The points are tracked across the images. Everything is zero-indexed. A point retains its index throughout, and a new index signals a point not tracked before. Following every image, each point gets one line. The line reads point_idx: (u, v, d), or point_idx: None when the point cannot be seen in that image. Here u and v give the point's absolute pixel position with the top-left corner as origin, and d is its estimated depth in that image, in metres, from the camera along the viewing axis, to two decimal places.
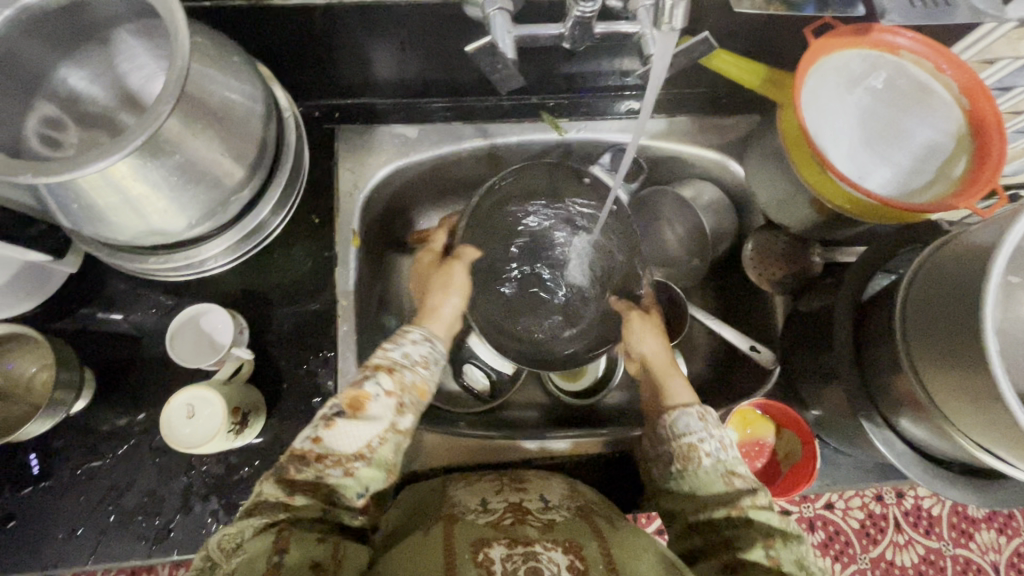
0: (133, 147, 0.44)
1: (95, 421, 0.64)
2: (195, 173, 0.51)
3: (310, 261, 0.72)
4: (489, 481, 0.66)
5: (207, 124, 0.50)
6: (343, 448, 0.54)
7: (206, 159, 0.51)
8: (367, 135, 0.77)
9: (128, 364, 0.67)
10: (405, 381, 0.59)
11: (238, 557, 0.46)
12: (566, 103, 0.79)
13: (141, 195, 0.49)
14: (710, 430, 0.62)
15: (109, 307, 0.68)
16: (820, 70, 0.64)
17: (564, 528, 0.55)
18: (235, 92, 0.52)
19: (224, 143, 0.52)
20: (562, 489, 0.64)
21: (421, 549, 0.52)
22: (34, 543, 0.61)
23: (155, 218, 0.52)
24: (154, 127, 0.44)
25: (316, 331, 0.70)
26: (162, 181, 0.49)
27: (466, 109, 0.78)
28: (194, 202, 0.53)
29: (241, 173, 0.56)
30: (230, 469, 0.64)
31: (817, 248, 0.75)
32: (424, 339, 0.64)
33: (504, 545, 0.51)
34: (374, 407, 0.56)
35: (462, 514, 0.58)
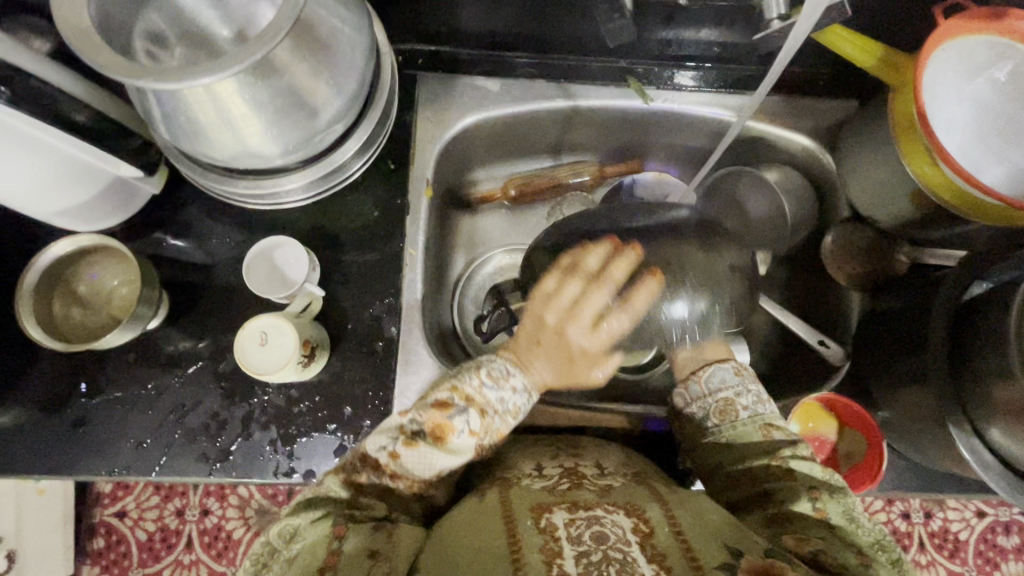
0: (251, 64, 0.44)
1: (166, 341, 0.66)
2: (298, 100, 0.50)
3: (381, 207, 0.72)
4: (545, 448, 0.68)
5: (315, 50, 0.49)
6: (416, 473, 0.56)
7: (309, 87, 0.50)
8: (448, 84, 0.75)
9: (200, 289, 0.68)
10: (491, 426, 0.57)
11: (297, 543, 0.51)
12: (654, 70, 0.75)
13: (244, 116, 0.49)
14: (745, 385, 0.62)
15: (186, 231, 0.69)
16: (945, 53, 0.60)
17: (624, 492, 0.57)
18: (342, 22, 0.52)
19: (327, 72, 0.51)
20: (618, 457, 0.67)
21: (482, 515, 0.54)
22: (103, 448, 0.64)
23: (253, 141, 0.52)
24: (272, 44, 0.44)
25: (382, 277, 0.70)
26: (267, 104, 0.49)
27: (551, 66, 0.75)
28: (290, 131, 0.53)
29: (337, 106, 0.55)
30: (290, 402, 0.65)
31: (903, 245, 0.72)
32: (523, 391, 0.59)
33: (564, 509, 0.54)
34: (456, 443, 0.56)
35: (518, 481, 0.60)
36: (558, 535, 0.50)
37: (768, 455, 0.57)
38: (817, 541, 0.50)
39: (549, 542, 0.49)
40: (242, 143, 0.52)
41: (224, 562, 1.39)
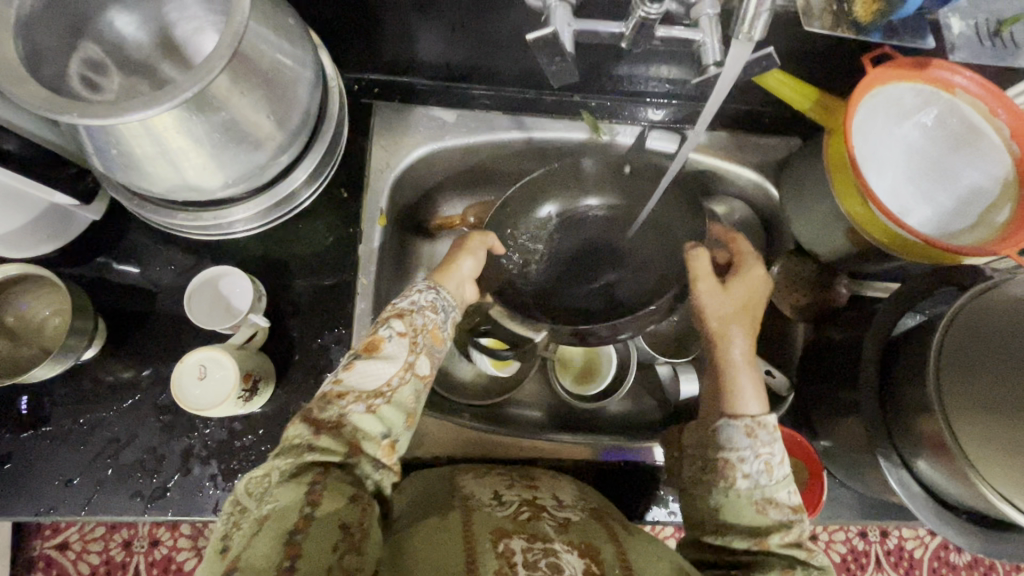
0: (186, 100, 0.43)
1: (102, 372, 0.64)
2: (237, 133, 0.50)
3: (333, 235, 0.71)
4: (501, 474, 0.68)
5: (256, 82, 0.49)
6: (365, 385, 0.53)
7: (250, 121, 0.50)
8: (404, 113, 0.76)
9: (141, 318, 0.66)
10: (417, 325, 0.58)
11: (269, 504, 0.45)
12: (605, 103, 0.78)
13: (181, 149, 0.48)
14: (756, 448, 0.55)
15: (128, 258, 0.67)
16: (876, 97, 0.63)
17: (580, 527, 0.58)
18: (285, 53, 0.51)
19: (269, 106, 0.51)
20: (572, 491, 0.67)
21: (440, 535, 0.55)
22: (29, 487, 0.61)
23: (191, 173, 0.51)
24: (208, 80, 0.44)
25: (332, 306, 0.69)
26: (205, 138, 0.48)
27: (506, 100, 0.77)
28: (232, 163, 0.52)
29: (282, 137, 0.55)
30: (233, 434, 0.63)
31: (843, 278, 0.75)
32: (429, 287, 0.62)
33: (522, 538, 0.55)
34: (389, 346, 0.55)
35: (478, 505, 0.61)
36: (514, 561, 0.51)
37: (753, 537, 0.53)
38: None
39: (505, 567, 0.51)
40: (182, 175, 0.51)
41: None
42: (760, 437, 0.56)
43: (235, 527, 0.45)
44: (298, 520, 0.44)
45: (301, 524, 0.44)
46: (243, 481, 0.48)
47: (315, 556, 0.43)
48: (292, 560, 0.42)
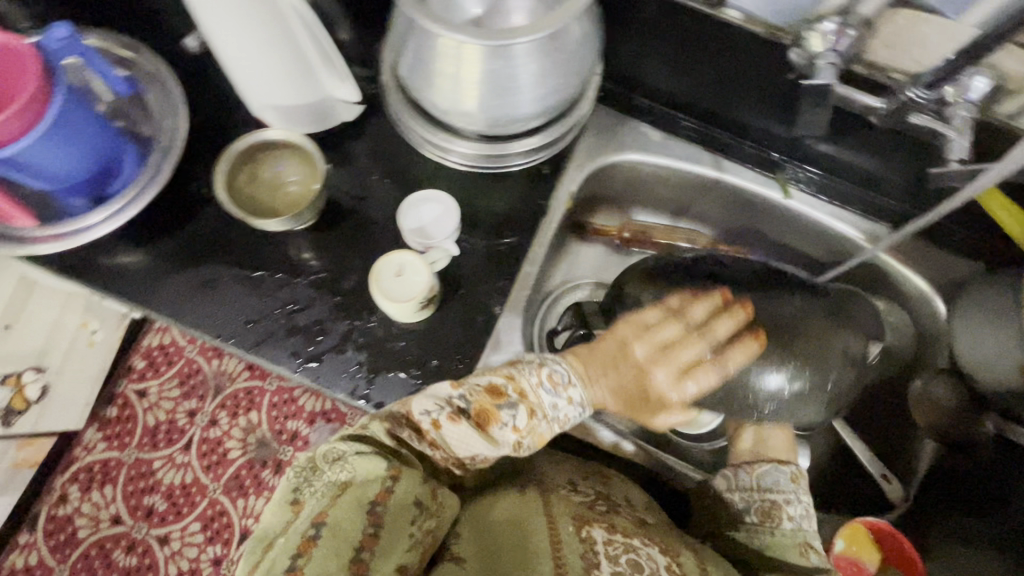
0: (489, 45, 0.53)
1: (304, 245, 0.73)
2: (503, 88, 0.58)
3: (522, 202, 0.77)
4: (577, 465, 0.72)
5: (546, 58, 0.57)
6: (457, 449, 0.60)
7: (524, 84, 0.59)
8: (616, 122, 0.82)
9: (346, 213, 0.74)
10: (534, 428, 0.62)
11: (342, 471, 0.53)
12: (805, 174, 0.81)
13: (463, 80, 0.58)
14: (797, 495, 0.68)
15: (352, 160, 0.76)
16: None
17: (653, 530, 0.64)
18: (578, 47, 0.59)
19: (543, 80, 0.59)
20: (642, 497, 0.71)
21: (523, 515, 0.60)
22: (218, 315, 0.70)
23: (457, 102, 0.61)
24: (512, 39, 0.53)
25: (503, 261, 0.74)
26: (484, 79, 0.57)
27: (711, 138, 0.82)
28: (488, 109, 0.61)
29: (533, 107, 0.63)
30: (388, 336, 0.70)
31: (993, 415, 0.72)
32: (579, 406, 0.64)
33: (603, 527, 0.61)
34: (497, 432, 0.60)
35: (557, 488, 0.66)
36: (597, 549, 0.58)
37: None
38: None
39: (589, 553, 0.57)
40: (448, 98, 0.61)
41: (212, 475, 1.42)
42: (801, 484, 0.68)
43: (306, 482, 0.53)
44: (378, 493, 0.52)
45: (380, 497, 0.52)
46: (321, 449, 0.55)
47: (393, 525, 0.52)
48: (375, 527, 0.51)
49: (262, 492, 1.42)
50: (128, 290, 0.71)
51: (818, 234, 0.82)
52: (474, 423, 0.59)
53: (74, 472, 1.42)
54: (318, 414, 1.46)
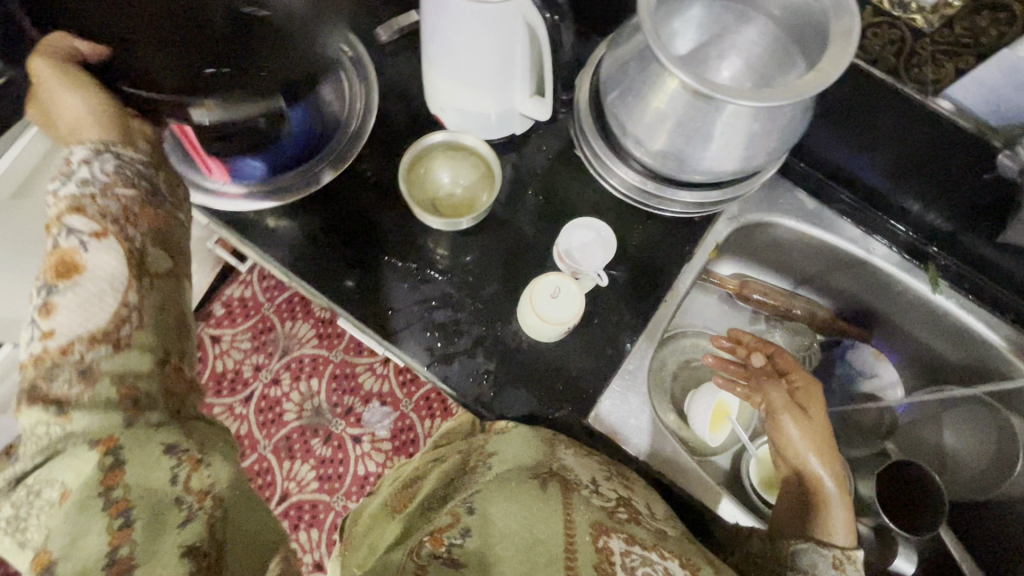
0: (704, 92, 0.51)
1: (454, 244, 0.74)
2: (695, 132, 0.57)
3: (670, 243, 0.76)
4: (601, 461, 0.66)
5: (755, 117, 0.55)
6: (85, 326, 0.44)
7: (723, 141, 0.57)
8: (773, 183, 0.81)
9: (500, 220, 0.76)
10: (110, 205, 0.48)
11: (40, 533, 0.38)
12: (958, 271, 0.78)
13: (668, 114, 0.57)
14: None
15: (509, 169, 0.77)
16: None
17: (679, 545, 0.57)
18: (787, 114, 0.56)
19: (742, 144, 0.58)
20: (666, 508, 0.65)
21: (536, 506, 0.57)
22: (362, 295, 0.72)
23: (645, 125, 0.60)
24: (726, 96, 0.51)
25: (644, 298, 0.74)
26: (686, 119, 0.57)
27: (866, 217, 0.80)
28: (673, 147, 0.60)
29: (716, 164, 0.61)
30: (518, 351, 0.71)
31: None
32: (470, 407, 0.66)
33: (622, 536, 0.56)
34: (89, 256, 0.46)
35: (576, 484, 0.61)
36: (613, 559, 0.53)
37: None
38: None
39: (604, 563, 0.53)
40: (638, 124, 0.61)
41: (265, 432, 1.46)
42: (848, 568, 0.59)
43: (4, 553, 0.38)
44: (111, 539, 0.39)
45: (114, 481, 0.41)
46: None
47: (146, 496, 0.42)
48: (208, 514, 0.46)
49: (309, 459, 1.45)
50: (279, 254, 0.73)
51: (956, 336, 0.80)
52: (53, 280, 0.45)
53: None
54: (374, 395, 1.50)
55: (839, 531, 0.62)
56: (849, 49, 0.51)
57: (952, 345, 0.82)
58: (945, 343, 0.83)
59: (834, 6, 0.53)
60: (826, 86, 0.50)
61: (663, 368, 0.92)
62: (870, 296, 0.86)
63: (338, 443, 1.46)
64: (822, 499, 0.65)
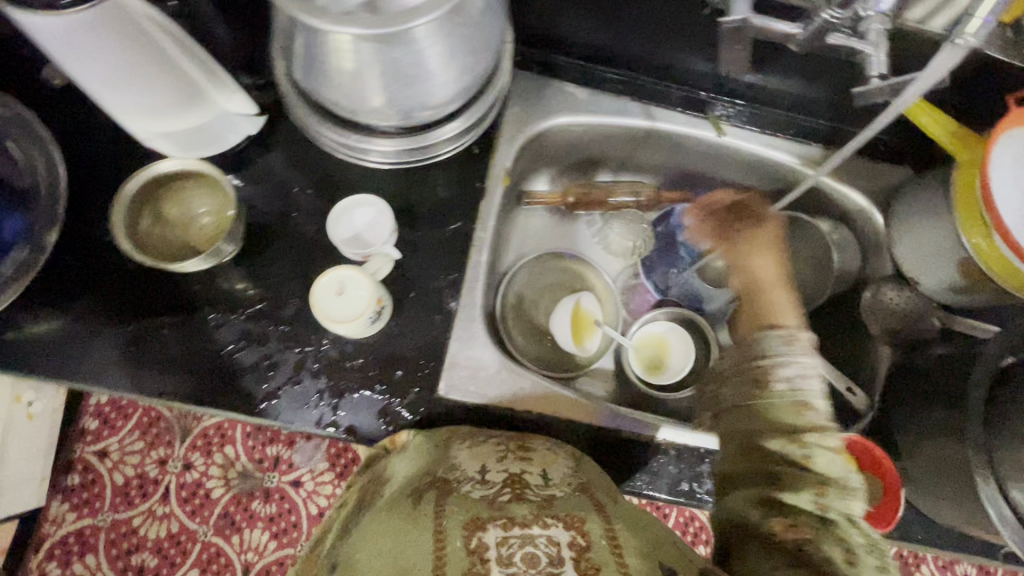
0: (381, 32, 0.47)
1: (234, 277, 0.67)
2: (406, 77, 0.53)
3: (459, 187, 0.74)
4: (494, 443, 0.64)
5: (449, 34, 0.51)
6: None
7: (435, 65, 0.53)
8: (540, 86, 0.78)
9: (275, 232, 0.69)
10: None
11: None
12: (733, 108, 0.80)
13: (367, 71, 0.52)
14: (798, 352, 0.55)
15: (267, 174, 0.70)
16: (1012, 140, 0.63)
17: (566, 501, 0.54)
18: (479, 15, 0.53)
19: (458, 57, 0.54)
20: (567, 466, 0.62)
21: (407, 527, 0.50)
22: (155, 371, 0.64)
23: (361, 94, 0.55)
24: (404, 25, 0.47)
25: (453, 251, 0.71)
26: (384, 66, 0.51)
27: (637, 86, 0.80)
28: (398, 99, 0.56)
29: (443, 92, 0.57)
30: (344, 356, 0.67)
31: (937, 310, 0.76)
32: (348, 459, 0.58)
33: (498, 527, 0.50)
34: None
35: (458, 483, 0.57)
36: (486, 558, 0.46)
37: (790, 436, 0.52)
38: (804, 533, 0.46)
39: (475, 565, 0.45)
40: (342, 92, 0.55)
41: (198, 518, 1.35)
42: (799, 345, 0.56)
43: None
44: None
45: None
46: None
47: None
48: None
49: (256, 523, 1.36)
50: (42, 366, 0.63)
51: (757, 168, 0.83)
52: None
53: (48, 550, 1.31)
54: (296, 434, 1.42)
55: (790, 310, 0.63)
56: None
57: (756, 178, 0.85)
58: (749, 174, 0.85)
59: None
60: None
61: (522, 302, 0.91)
62: (675, 161, 0.87)
63: (279, 496, 1.38)
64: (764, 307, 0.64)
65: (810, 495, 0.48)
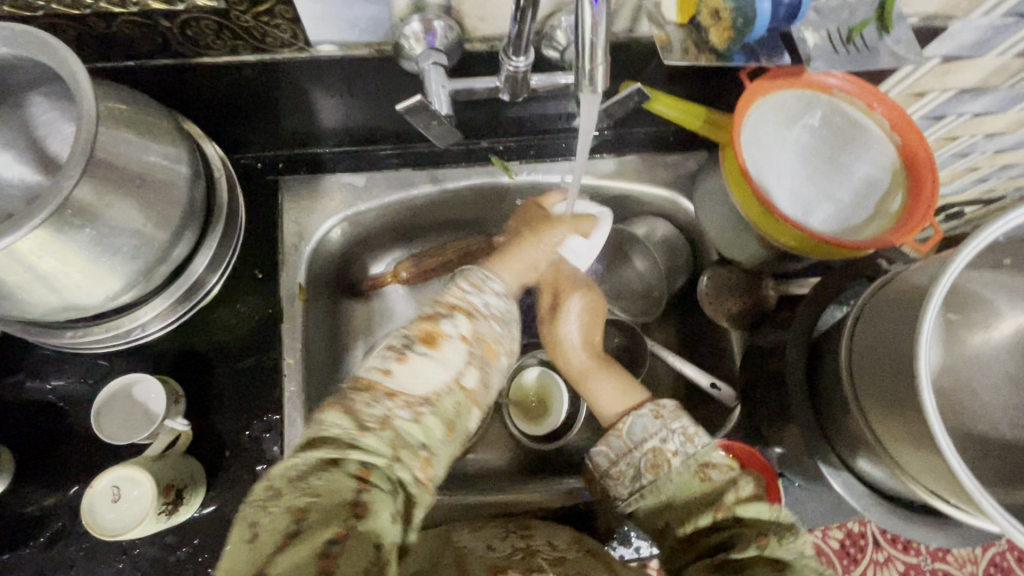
0: (19, 234, 0.41)
1: (17, 505, 0.60)
2: (91, 258, 0.47)
3: (250, 320, 0.69)
4: (496, 526, 0.62)
5: (141, 202, 0.48)
6: None
7: (121, 229, 0.47)
8: (314, 185, 0.76)
9: (55, 439, 0.63)
10: None
11: None
12: (513, 145, 0.78)
13: (51, 270, 0.45)
14: (670, 426, 0.55)
15: (34, 375, 0.64)
16: (758, 111, 0.65)
17: (576, 564, 0.52)
18: (170, 172, 0.51)
19: (143, 212, 0.49)
20: (568, 534, 0.60)
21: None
22: None
23: (72, 295, 0.49)
24: (37, 218, 0.41)
25: (260, 393, 0.66)
26: (69, 258, 0.45)
27: (415, 155, 0.77)
28: (103, 280, 0.49)
29: (154, 251, 0.52)
30: (166, 549, 0.60)
31: (769, 281, 0.77)
32: (504, 293, 0.57)
33: (518, 570, 0.50)
34: None
35: (466, 554, 0.55)
36: None
37: (710, 504, 0.50)
38: None
39: None
40: (37, 301, 0.48)
41: None
42: (667, 417, 0.56)
43: None
44: None
45: None
46: None
47: None
48: (358, 518, 0.40)
49: None
50: None
51: None
52: None
53: None
54: None
55: (617, 405, 0.61)
56: (74, 67, 0.43)
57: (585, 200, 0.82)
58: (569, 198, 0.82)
59: (25, 46, 0.43)
60: (93, 108, 0.42)
61: None
62: (491, 213, 0.82)
63: None
64: (593, 368, 0.67)
65: (758, 547, 0.45)
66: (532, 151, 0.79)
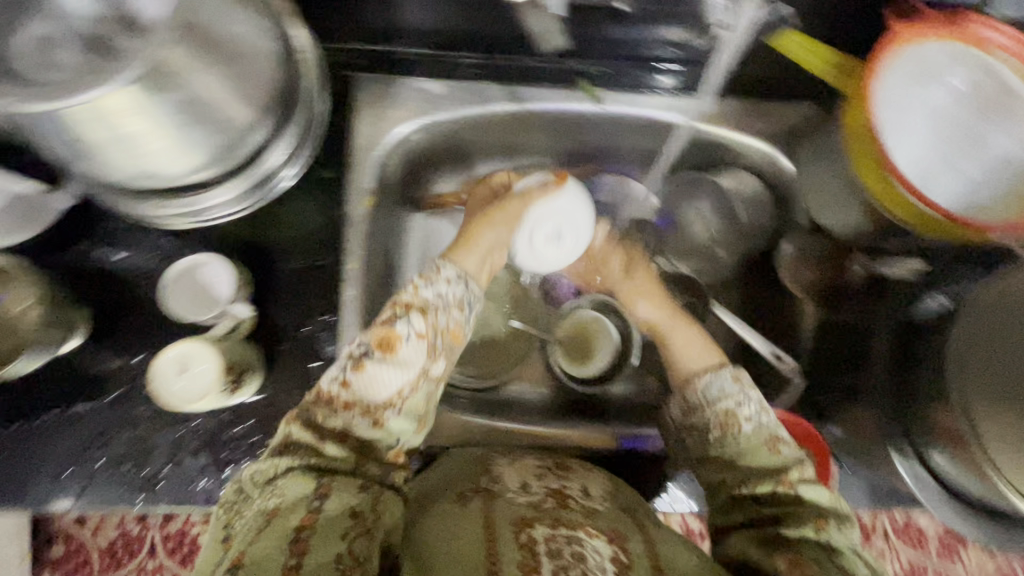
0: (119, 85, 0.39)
1: (88, 363, 0.63)
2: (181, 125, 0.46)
3: (317, 219, 0.68)
4: (535, 462, 0.62)
5: (233, 73, 0.47)
6: None
7: (211, 99, 0.46)
8: (388, 89, 0.71)
9: (125, 306, 0.65)
10: None
11: None
12: (605, 70, 0.72)
13: (141, 131, 0.44)
14: (746, 392, 0.56)
15: (107, 243, 0.65)
16: (902, 61, 0.57)
17: (611, 520, 0.52)
18: (259, 47, 0.49)
19: (233, 85, 0.47)
20: (605, 484, 0.60)
21: (463, 520, 0.50)
22: (23, 480, 0.61)
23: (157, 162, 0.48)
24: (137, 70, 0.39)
25: (321, 291, 0.66)
26: (160, 121, 0.44)
27: (498, 68, 0.72)
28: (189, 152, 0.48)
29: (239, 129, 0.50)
30: (222, 425, 0.63)
31: (857, 255, 0.69)
32: (459, 278, 0.57)
33: (546, 524, 0.49)
34: None
35: (501, 491, 0.55)
36: (536, 550, 0.46)
37: (774, 477, 0.51)
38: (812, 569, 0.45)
39: (528, 557, 0.45)
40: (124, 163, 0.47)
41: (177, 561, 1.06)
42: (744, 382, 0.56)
43: None
44: None
45: None
46: None
47: None
48: (322, 501, 0.46)
49: None
50: None
51: (655, 133, 0.74)
52: None
53: None
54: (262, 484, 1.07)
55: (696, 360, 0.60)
56: None
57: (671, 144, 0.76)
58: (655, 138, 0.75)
59: None
60: None
61: None
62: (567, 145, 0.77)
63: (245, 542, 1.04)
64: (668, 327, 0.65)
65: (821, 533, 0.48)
66: (627, 71, 0.72)
